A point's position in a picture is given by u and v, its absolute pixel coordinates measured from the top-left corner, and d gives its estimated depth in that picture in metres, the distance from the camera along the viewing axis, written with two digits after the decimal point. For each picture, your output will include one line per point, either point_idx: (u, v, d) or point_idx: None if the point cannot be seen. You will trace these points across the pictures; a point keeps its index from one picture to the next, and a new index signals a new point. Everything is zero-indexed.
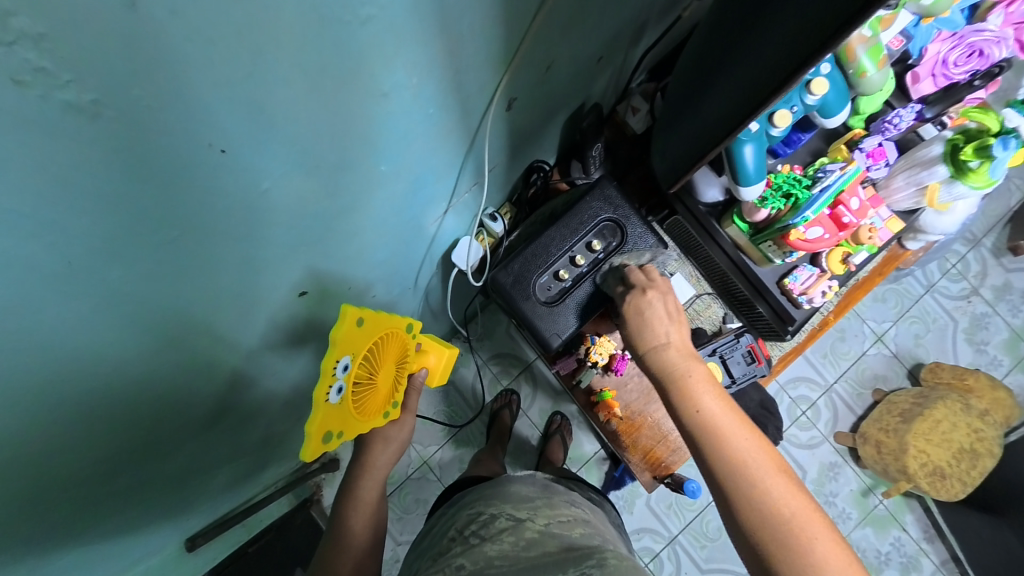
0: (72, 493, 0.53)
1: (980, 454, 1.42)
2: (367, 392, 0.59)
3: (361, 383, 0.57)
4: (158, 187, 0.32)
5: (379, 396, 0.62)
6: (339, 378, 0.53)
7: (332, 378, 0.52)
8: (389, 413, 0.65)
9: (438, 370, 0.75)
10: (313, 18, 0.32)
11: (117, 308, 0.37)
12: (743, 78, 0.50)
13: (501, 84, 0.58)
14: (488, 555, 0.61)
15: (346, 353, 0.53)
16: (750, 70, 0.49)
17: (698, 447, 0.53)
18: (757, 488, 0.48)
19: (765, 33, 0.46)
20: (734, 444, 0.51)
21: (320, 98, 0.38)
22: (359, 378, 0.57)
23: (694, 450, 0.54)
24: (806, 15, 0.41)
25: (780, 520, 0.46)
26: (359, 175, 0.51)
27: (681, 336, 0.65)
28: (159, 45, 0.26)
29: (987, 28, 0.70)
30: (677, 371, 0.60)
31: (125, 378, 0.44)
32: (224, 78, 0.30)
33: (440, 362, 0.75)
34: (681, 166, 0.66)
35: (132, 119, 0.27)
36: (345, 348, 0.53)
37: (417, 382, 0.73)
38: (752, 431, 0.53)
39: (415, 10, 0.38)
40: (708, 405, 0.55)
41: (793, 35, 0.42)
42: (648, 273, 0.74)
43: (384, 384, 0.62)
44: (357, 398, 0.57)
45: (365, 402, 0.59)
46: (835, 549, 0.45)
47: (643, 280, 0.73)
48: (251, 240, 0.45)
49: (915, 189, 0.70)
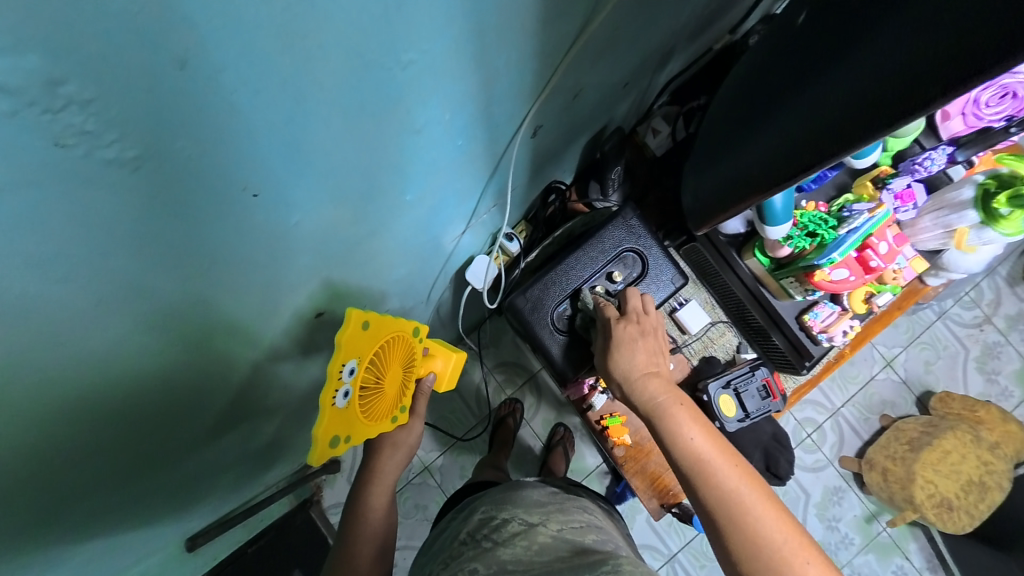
0: (78, 506, 0.52)
1: (989, 487, 1.40)
2: (375, 397, 0.59)
3: (367, 387, 0.57)
4: (191, 228, 0.32)
5: (386, 401, 0.62)
6: (346, 382, 0.52)
7: (338, 382, 0.51)
8: (396, 417, 0.65)
9: (446, 375, 0.75)
10: (355, 66, 0.31)
11: (143, 338, 0.37)
12: (784, 140, 0.49)
13: (530, 113, 0.57)
14: (502, 560, 0.63)
15: (351, 357, 0.52)
16: (791, 134, 0.48)
17: (691, 482, 0.54)
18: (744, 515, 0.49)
19: (805, 101, 0.46)
20: (722, 481, 0.52)
21: (354, 139, 0.38)
22: (366, 382, 0.56)
23: (687, 484, 0.55)
24: (854, 92, 0.40)
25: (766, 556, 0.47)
26: (385, 204, 0.51)
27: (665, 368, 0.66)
28: (204, 99, 0.25)
29: (1022, 70, 0.66)
30: (663, 405, 0.60)
31: (143, 401, 0.44)
32: (262, 129, 0.30)
33: (447, 366, 0.74)
34: (713, 209, 0.65)
35: (170, 171, 0.27)
36: (351, 352, 0.52)
37: (425, 387, 0.73)
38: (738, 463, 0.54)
39: (455, 50, 0.37)
40: (693, 437, 0.56)
41: (835, 108, 0.42)
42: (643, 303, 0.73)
43: (391, 389, 0.62)
44: (364, 403, 0.57)
45: (372, 406, 0.59)
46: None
47: (638, 309, 0.72)
48: (275, 268, 0.44)
49: (943, 231, 0.69)
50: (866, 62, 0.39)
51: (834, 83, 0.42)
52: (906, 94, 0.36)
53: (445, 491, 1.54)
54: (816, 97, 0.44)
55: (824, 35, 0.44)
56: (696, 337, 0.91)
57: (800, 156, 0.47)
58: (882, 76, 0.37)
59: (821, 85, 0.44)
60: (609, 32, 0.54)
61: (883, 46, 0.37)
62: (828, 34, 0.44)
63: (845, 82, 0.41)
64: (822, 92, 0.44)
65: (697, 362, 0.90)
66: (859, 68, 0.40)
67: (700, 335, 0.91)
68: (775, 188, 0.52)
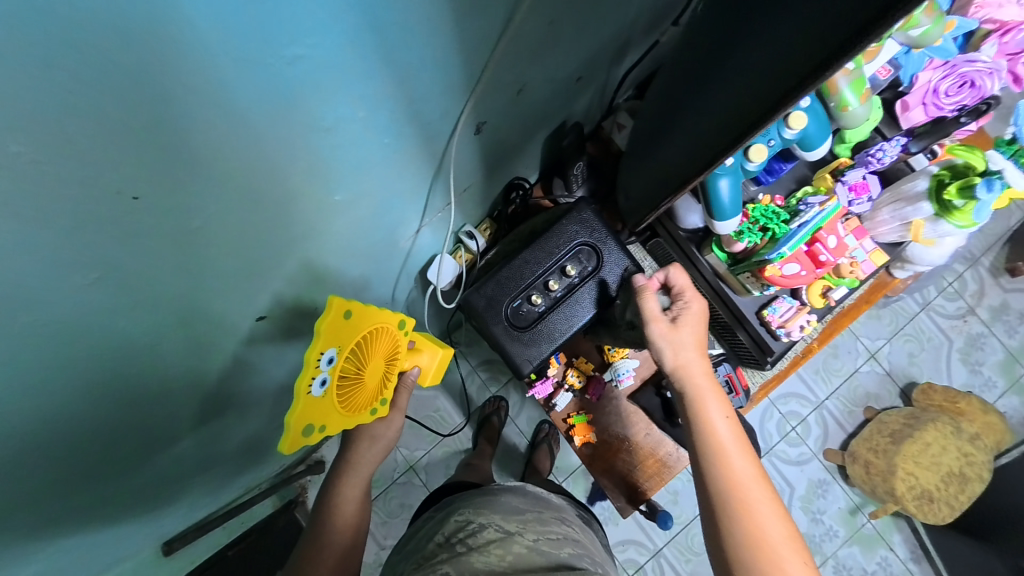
0: (18, 520, 0.51)
1: (970, 478, 1.40)
2: (353, 387, 0.57)
3: (347, 376, 0.56)
4: (65, 235, 0.30)
5: (366, 391, 0.60)
6: (324, 369, 0.52)
7: (315, 370, 0.50)
8: (377, 409, 0.63)
9: (430, 371, 0.73)
10: (228, 61, 0.30)
11: (47, 354, 0.36)
12: (699, 132, 0.49)
13: (467, 108, 0.56)
14: (474, 566, 0.63)
15: (330, 346, 0.52)
16: (706, 125, 0.48)
17: (702, 461, 0.53)
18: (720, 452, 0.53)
19: (717, 93, 0.45)
20: (735, 466, 0.51)
21: (249, 137, 0.37)
22: (345, 372, 0.55)
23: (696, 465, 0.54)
24: (752, 77, 0.41)
25: (749, 544, 0.48)
26: (311, 205, 0.50)
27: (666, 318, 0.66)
28: (39, 98, 0.24)
29: (980, 59, 0.67)
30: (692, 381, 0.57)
31: (60, 420, 0.42)
32: (123, 129, 0.29)
33: (432, 362, 0.73)
34: (646, 206, 0.65)
35: (16, 175, 0.25)
36: (331, 340, 0.52)
37: (407, 381, 0.71)
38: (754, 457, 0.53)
39: (354, 43, 0.37)
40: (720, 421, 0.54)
41: (742, 92, 0.42)
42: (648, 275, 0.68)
43: (372, 381, 0.60)
44: (342, 393, 0.56)
45: (351, 397, 0.57)
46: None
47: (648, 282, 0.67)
48: (196, 275, 0.43)
49: (900, 224, 0.68)
50: (769, 50, 0.38)
51: (735, 68, 0.42)
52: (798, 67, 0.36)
53: (430, 490, 1.53)
54: (728, 87, 0.44)
55: (717, 25, 0.45)
56: None
57: (717, 142, 0.47)
58: (782, 49, 0.37)
59: (723, 75, 0.44)
60: (542, 27, 0.53)
61: (782, 34, 0.37)
62: (719, 26, 0.44)
63: (750, 72, 0.41)
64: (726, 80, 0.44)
65: None
66: (763, 57, 0.39)
67: None
68: (704, 174, 0.51)
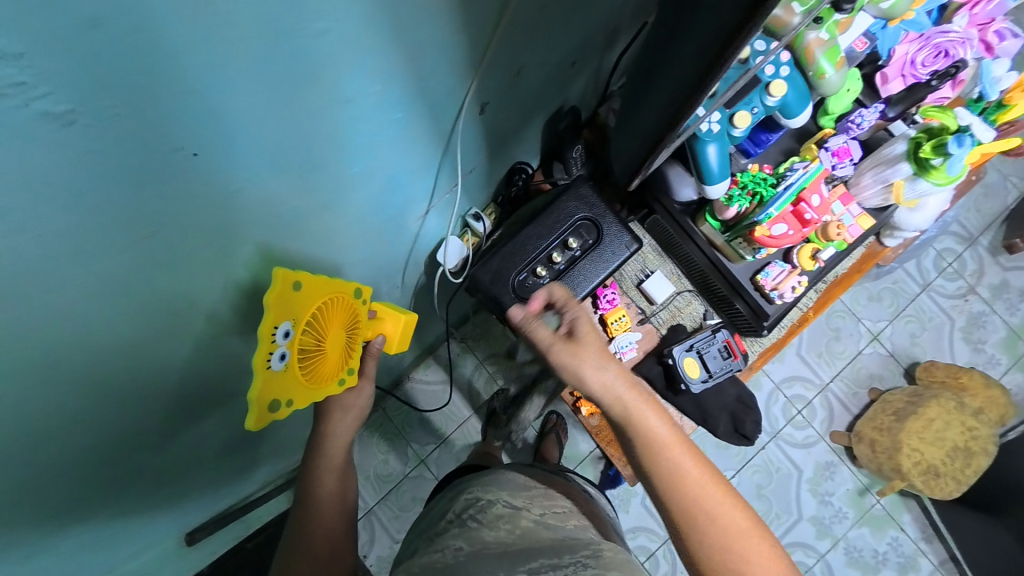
0: (65, 486, 0.54)
1: (975, 452, 1.41)
2: (315, 358, 0.58)
3: (307, 349, 0.56)
4: (134, 184, 0.34)
5: (330, 361, 0.61)
6: (281, 344, 0.52)
7: (271, 345, 0.51)
8: (344, 379, 0.65)
9: (396, 337, 0.74)
10: (271, 33, 0.35)
11: (106, 303, 0.39)
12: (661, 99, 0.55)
13: (470, 89, 0.61)
14: (486, 541, 0.64)
15: (284, 319, 0.52)
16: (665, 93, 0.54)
17: (617, 424, 0.57)
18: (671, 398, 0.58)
19: (686, 54, 0.47)
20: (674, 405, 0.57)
21: (283, 104, 0.41)
22: (305, 346, 0.56)
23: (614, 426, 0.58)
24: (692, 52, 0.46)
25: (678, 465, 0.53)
26: (334, 174, 0.54)
27: None
28: (120, 56, 0.28)
29: (952, 30, 0.72)
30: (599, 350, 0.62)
31: (110, 374, 0.46)
32: (189, 89, 0.33)
33: (397, 329, 0.73)
34: (629, 170, 0.71)
35: (103, 127, 0.30)
36: (282, 313, 0.52)
37: (373, 349, 0.72)
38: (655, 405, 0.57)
39: (372, 22, 0.41)
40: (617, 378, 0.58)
41: (685, 65, 0.48)
42: None
43: (333, 350, 0.61)
44: (305, 365, 0.57)
45: (314, 368, 0.58)
46: (727, 505, 0.51)
47: None
48: (231, 239, 0.47)
49: (882, 187, 0.72)
50: (700, 31, 0.44)
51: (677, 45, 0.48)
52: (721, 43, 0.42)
53: None
54: (675, 58, 0.49)
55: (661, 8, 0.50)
56: (662, 307, 0.94)
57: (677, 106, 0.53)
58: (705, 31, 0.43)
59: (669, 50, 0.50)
60: (536, 11, 0.58)
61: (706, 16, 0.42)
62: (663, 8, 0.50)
63: (710, 42, 0.43)
64: (672, 54, 0.50)
65: (665, 331, 0.93)
66: (694, 32, 0.45)
67: (667, 305, 0.94)
68: (670, 133, 0.57)
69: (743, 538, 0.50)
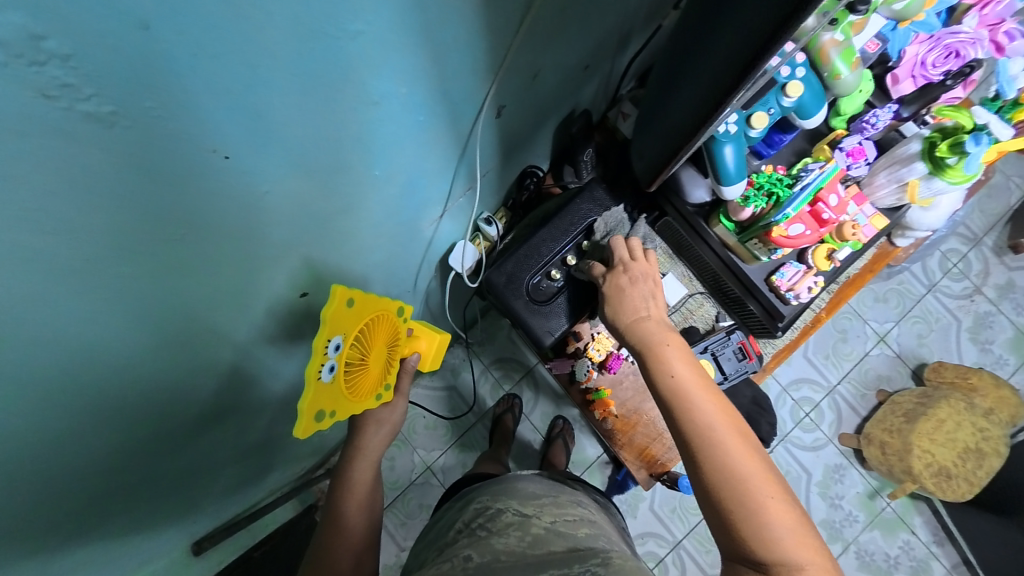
0: (80, 495, 0.54)
1: (986, 453, 1.40)
2: (358, 373, 0.59)
3: (353, 363, 0.58)
4: (167, 185, 0.34)
5: (370, 377, 0.62)
6: (331, 357, 0.53)
7: (323, 358, 0.52)
8: (381, 396, 0.66)
9: (430, 355, 0.76)
10: (307, 34, 0.35)
11: (135, 306, 0.39)
12: (690, 100, 0.55)
13: (490, 92, 0.61)
14: (496, 548, 0.64)
15: (337, 333, 0.53)
16: (694, 94, 0.53)
17: (670, 411, 0.57)
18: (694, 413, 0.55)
19: (721, 50, 0.46)
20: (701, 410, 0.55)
21: (314, 107, 0.41)
22: (351, 359, 0.57)
23: (667, 415, 0.58)
24: (725, 53, 0.46)
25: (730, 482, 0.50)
26: (355, 177, 0.54)
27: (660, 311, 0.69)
28: (166, 58, 0.28)
29: (963, 30, 0.73)
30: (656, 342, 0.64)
31: (134, 378, 0.45)
32: (227, 91, 0.33)
33: (431, 347, 0.75)
34: (653, 170, 0.70)
35: (142, 127, 0.30)
36: (336, 328, 0.53)
37: (409, 366, 0.73)
38: (715, 399, 0.57)
39: (401, 25, 0.41)
40: (678, 370, 0.59)
41: (717, 67, 0.47)
42: (631, 248, 0.76)
43: (374, 367, 0.63)
44: (350, 378, 0.58)
45: (357, 382, 0.59)
46: (785, 510, 0.48)
47: (625, 258, 0.76)
48: (255, 239, 0.47)
49: (897, 186, 0.72)
50: (734, 31, 0.43)
51: (709, 48, 0.48)
52: (756, 43, 0.42)
53: None
54: (706, 60, 0.49)
55: (695, 10, 0.50)
56: (674, 309, 0.94)
57: (707, 106, 0.52)
58: (741, 32, 0.43)
59: (701, 53, 0.49)
60: (555, 13, 0.58)
61: (741, 18, 0.42)
62: (696, 11, 0.49)
63: (746, 41, 0.42)
64: (704, 57, 0.49)
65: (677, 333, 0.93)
66: (727, 34, 0.44)
67: (679, 308, 0.94)
68: (697, 134, 0.56)
69: (802, 549, 0.47)
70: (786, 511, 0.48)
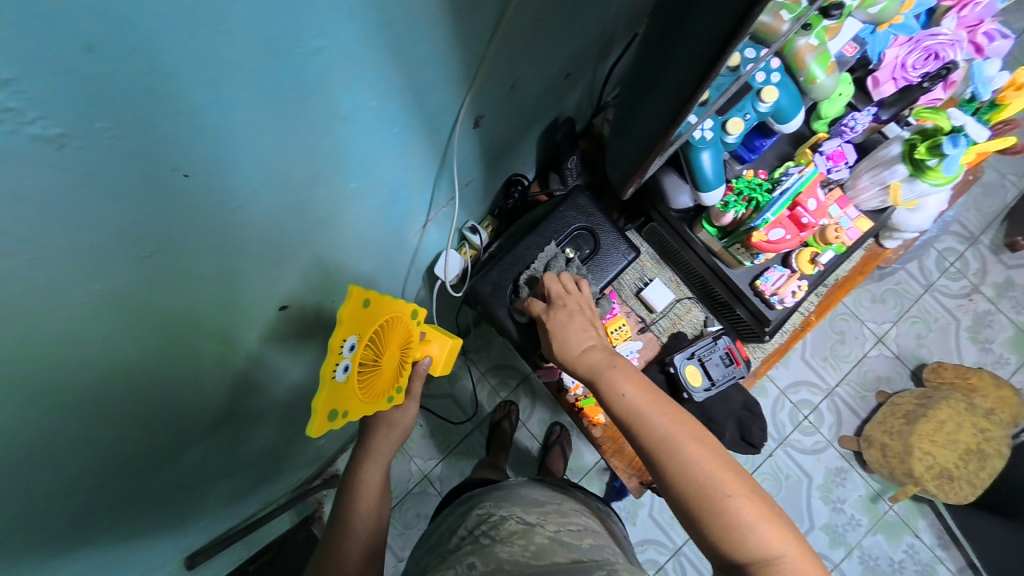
0: (60, 515, 0.53)
1: (988, 454, 1.37)
2: (372, 374, 0.59)
3: (366, 364, 0.57)
4: (126, 207, 0.34)
5: (384, 378, 0.62)
6: (346, 357, 0.53)
7: (338, 357, 0.52)
8: (394, 397, 0.64)
9: (441, 360, 0.74)
10: (264, 52, 0.35)
11: (106, 325, 0.39)
12: (654, 111, 0.56)
13: (466, 102, 0.62)
14: (499, 557, 0.62)
15: (352, 333, 0.53)
16: (658, 105, 0.54)
17: (627, 430, 0.57)
18: (646, 428, 0.55)
19: (679, 61, 0.47)
20: (652, 421, 0.55)
21: (280, 123, 0.41)
22: (364, 360, 0.57)
23: (625, 433, 0.58)
24: (681, 64, 0.47)
25: (697, 489, 0.49)
26: (330, 192, 0.54)
27: (602, 339, 0.69)
28: (117, 78, 0.28)
29: (942, 32, 0.73)
30: (602, 369, 0.63)
31: (107, 398, 0.45)
32: (186, 109, 0.33)
33: (443, 351, 0.73)
34: (625, 178, 0.70)
35: (97, 150, 0.30)
36: (351, 328, 0.53)
37: (420, 370, 0.72)
38: (667, 409, 0.56)
39: (364, 39, 0.41)
40: (625, 390, 0.59)
41: (676, 78, 0.49)
42: (563, 283, 0.77)
43: (388, 367, 0.62)
44: (363, 380, 0.57)
45: (371, 383, 0.59)
46: (753, 507, 0.48)
47: (562, 292, 0.76)
48: (229, 257, 0.46)
49: (880, 188, 0.72)
50: (688, 44, 0.45)
51: (667, 61, 0.49)
52: (705, 54, 0.43)
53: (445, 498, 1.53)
54: (667, 71, 0.50)
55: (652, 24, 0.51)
56: (663, 314, 0.93)
57: (668, 115, 0.53)
58: (693, 44, 0.44)
59: (661, 66, 0.51)
60: (530, 24, 0.59)
61: (692, 32, 0.44)
62: (653, 26, 0.51)
63: (697, 52, 0.44)
64: (664, 69, 0.50)
65: (666, 339, 0.92)
66: (683, 46, 0.46)
67: (667, 313, 0.93)
68: (662, 143, 0.57)
69: (778, 545, 0.47)
70: (749, 501, 0.48)
